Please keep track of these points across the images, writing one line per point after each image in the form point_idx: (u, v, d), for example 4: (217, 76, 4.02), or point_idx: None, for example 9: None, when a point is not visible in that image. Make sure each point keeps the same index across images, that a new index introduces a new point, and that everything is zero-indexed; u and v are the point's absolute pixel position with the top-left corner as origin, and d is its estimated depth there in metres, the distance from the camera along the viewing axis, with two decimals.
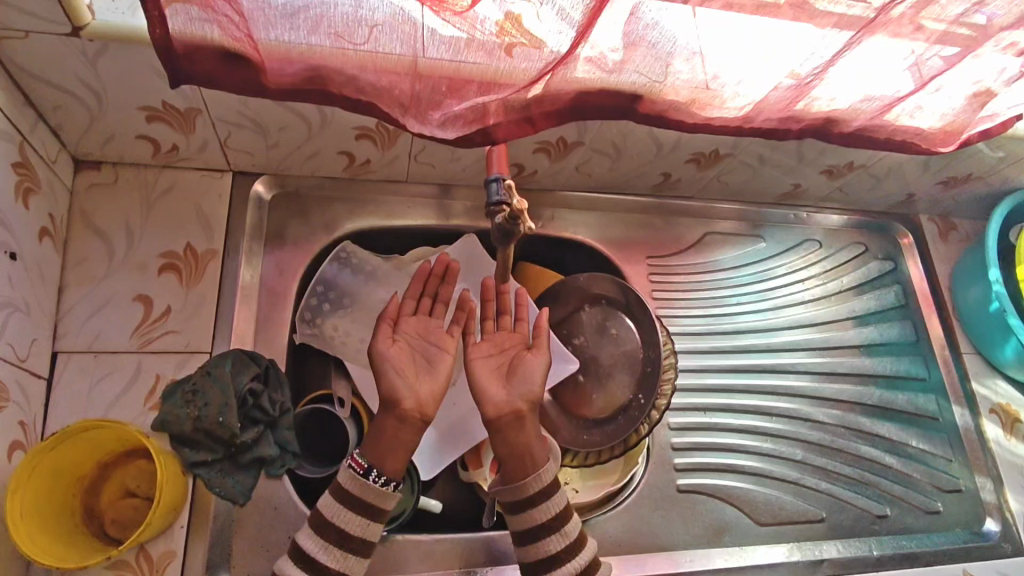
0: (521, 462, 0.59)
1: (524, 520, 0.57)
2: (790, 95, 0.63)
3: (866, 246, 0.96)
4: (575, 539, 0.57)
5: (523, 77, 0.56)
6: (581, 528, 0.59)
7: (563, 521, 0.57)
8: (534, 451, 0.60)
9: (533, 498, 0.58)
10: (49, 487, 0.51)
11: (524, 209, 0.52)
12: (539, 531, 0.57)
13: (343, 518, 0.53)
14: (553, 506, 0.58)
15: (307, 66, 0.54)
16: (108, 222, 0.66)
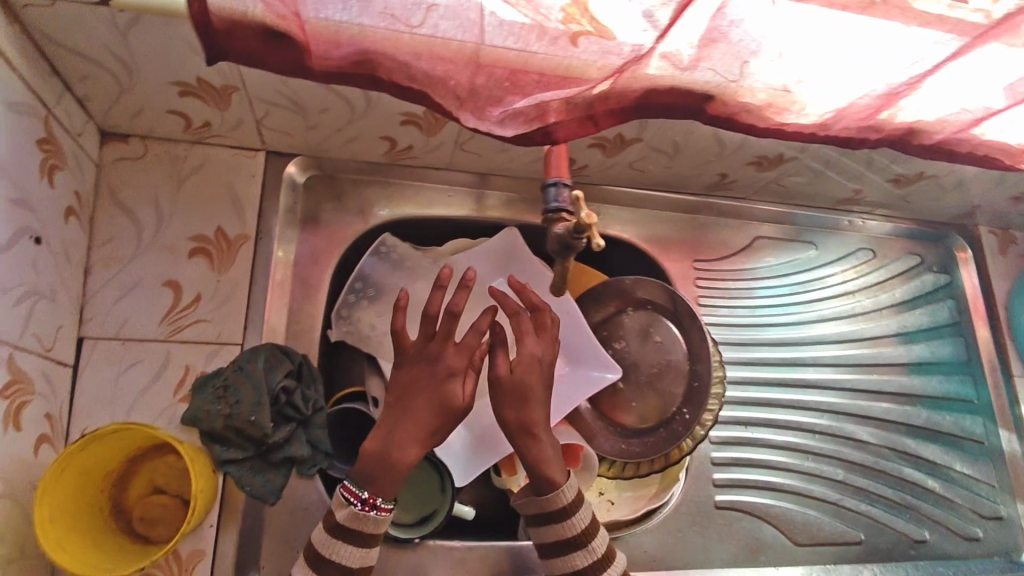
0: (542, 478, 0.55)
1: (549, 533, 0.55)
2: (877, 104, 0.59)
3: (920, 257, 0.91)
4: (603, 555, 0.55)
5: (593, 72, 0.51)
6: (608, 542, 0.57)
7: (590, 537, 0.55)
8: (551, 470, 0.55)
9: (558, 513, 0.55)
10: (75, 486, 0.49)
11: (592, 223, 0.47)
12: (565, 546, 0.55)
13: (338, 552, 0.50)
14: (579, 522, 0.55)
15: (358, 50, 0.49)
16: (137, 200, 0.62)
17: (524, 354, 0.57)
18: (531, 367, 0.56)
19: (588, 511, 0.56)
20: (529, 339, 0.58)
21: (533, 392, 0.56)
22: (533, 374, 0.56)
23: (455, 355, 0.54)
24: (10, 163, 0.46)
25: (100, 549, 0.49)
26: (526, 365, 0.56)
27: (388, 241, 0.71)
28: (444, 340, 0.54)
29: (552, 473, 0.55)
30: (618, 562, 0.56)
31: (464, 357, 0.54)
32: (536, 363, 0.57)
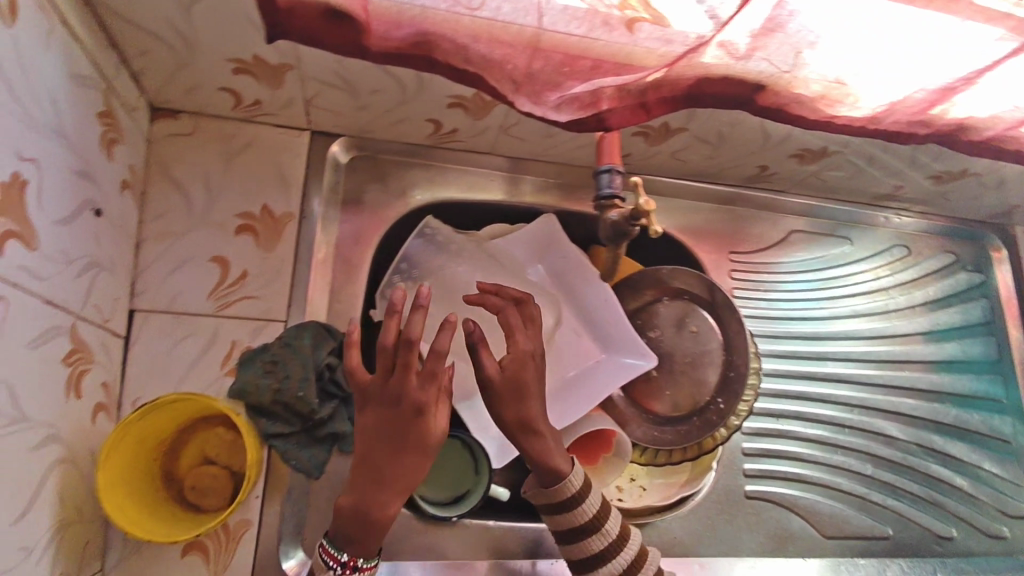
0: (548, 471, 0.55)
1: (564, 520, 0.56)
2: (931, 99, 0.58)
3: (955, 255, 0.91)
4: (618, 536, 0.56)
5: (649, 59, 0.51)
6: (621, 523, 0.57)
7: (602, 520, 0.56)
8: (555, 462, 0.55)
9: (567, 502, 0.55)
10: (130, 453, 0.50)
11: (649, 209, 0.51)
12: (580, 532, 0.56)
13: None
14: (589, 507, 0.56)
15: (417, 31, 0.49)
16: (186, 175, 0.63)
17: (515, 351, 0.55)
18: (524, 363, 0.54)
19: (596, 495, 0.57)
20: (516, 335, 0.55)
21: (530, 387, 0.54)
22: (527, 369, 0.54)
23: (422, 388, 0.46)
24: (77, 135, 0.47)
25: (155, 516, 0.50)
26: (515, 364, 0.54)
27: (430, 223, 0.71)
28: (403, 371, 0.45)
29: (557, 465, 0.55)
30: (634, 539, 0.57)
31: (430, 389, 0.46)
32: (529, 356, 0.55)
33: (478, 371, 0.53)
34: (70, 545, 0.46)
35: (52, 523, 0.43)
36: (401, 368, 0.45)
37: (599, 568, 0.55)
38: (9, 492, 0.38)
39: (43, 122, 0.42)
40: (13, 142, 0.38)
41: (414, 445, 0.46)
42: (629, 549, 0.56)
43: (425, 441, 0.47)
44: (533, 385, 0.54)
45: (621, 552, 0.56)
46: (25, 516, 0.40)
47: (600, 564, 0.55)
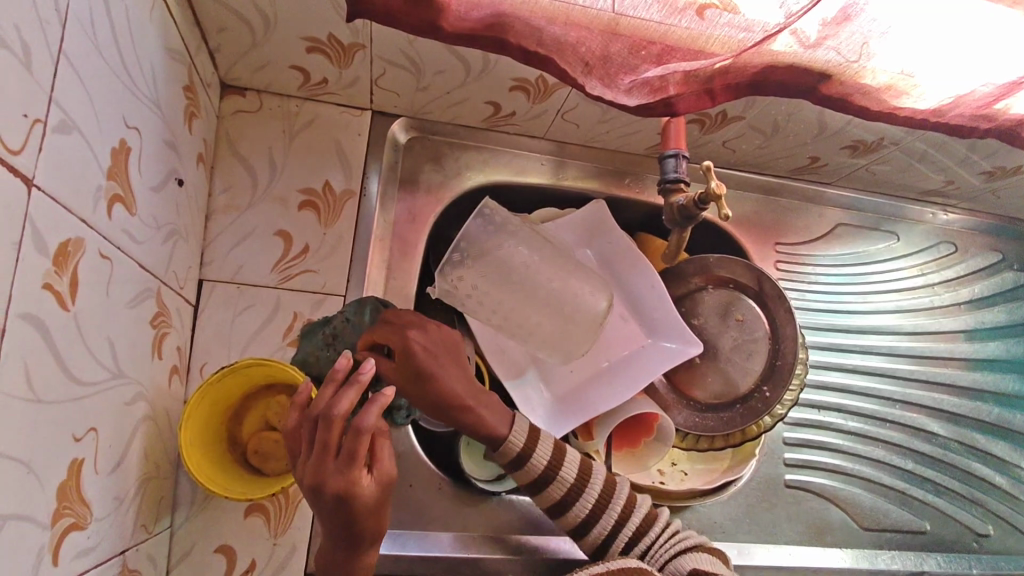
0: (490, 438, 0.58)
1: (521, 479, 0.58)
2: (998, 92, 0.58)
3: (1001, 254, 0.90)
4: (577, 476, 0.59)
5: (721, 45, 0.52)
6: (576, 462, 0.60)
7: (557, 468, 0.58)
8: (493, 426, 0.58)
9: (519, 459, 0.58)
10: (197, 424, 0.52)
11: (719, 193, 0.51)
12: (540, 486, 0.58)
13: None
14: (540, 460, 0.58)
15: (495, 12, 0.50)
16: (252, 151, 0.65)
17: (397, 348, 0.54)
18: (408, 353, 0.54)
19: (545, 442, 0.59)
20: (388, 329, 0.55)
21: (429, 368, 0.55)
22: (416, 356, 0.54)
23: (341, 471, 0.42)
24: (168, 106, 0.49)
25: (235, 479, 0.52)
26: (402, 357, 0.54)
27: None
28: (324, 453, 0.42)
29: (495, 429, 0.58)
30: (594, 474, 0.60)
31: (352, 470, 0.42)
32: (410, 338, 0.55)
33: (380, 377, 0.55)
34: (149, 498, 0.48)
35: (137, 477, 0.45)
36: (321, 449, 0.42)
37: (566, 513, 0.58)
38: (107, 443, 0.40)
39: (144, 91, 0.43)
40: (121, 110, 0.40)
41: (357, 520, 0.44)
42: (591, 484, 0.59)
43: (368, 512, 0.44)
44: (428, 364, 0.55)
45: (583, 490, 0.58)
46: (118, 467, 0.42)
47: (569, 508, 0.58)
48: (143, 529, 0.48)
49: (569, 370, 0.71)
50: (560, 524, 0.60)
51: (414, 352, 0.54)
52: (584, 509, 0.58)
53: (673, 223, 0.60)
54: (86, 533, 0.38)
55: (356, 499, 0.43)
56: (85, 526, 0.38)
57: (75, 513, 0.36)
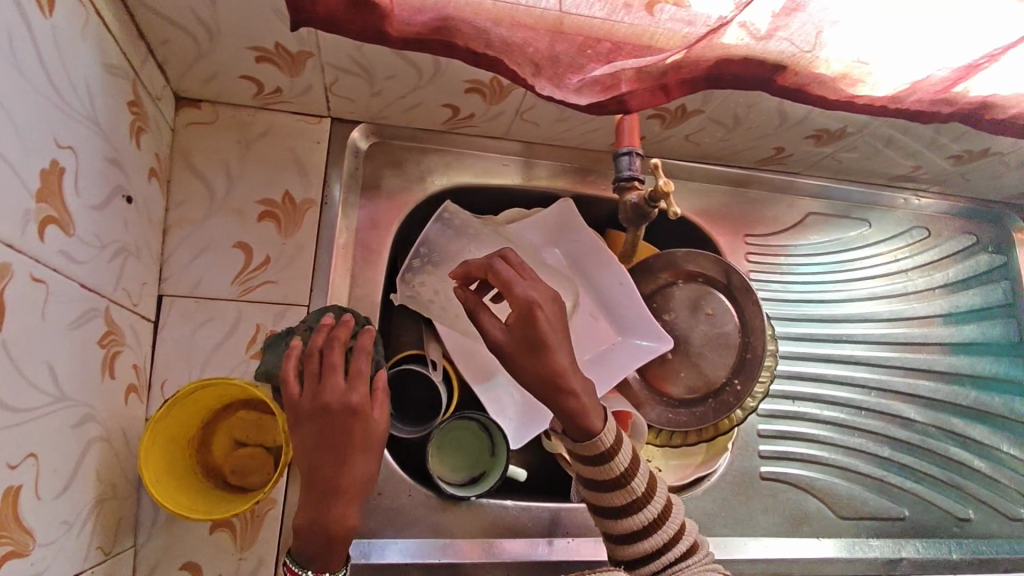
0: (582, 423, 0.53)
1: (595, 472, 0.53)
2: (955, 77, 0.58)
3: (975, 237, 0.90)
4: (646, 490, 0.54)
5: (671, 41, 0.51)
6: (650, 475, 0.55)
7: (631, 477, 0.53)
8: (586, 416, 0.52)
9: (602, 457, 0.53)
10: (160, 455, 0.51)
11: (669, 191, 0.51)
12: (607, 485, 0.53)
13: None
14: (620, 463, 0.53)
15: (439, 16, 0.50)
16: (209, 163, 0.64)
17: (515, 306, 0.52)
18: (531, 320, 0.51)
19: (627, 445, 0.54)
20: (515, 285, 0.53)
21: (546, 339, 0.52)
22: (537, 321, 0.51)
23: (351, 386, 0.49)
24: (110, 123, 0.48)
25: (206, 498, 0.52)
26: (520, 319, 0.52)
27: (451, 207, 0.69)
28: (332, 371, 0.49)
29: (590, 418, 0.53)
30: (662, 490, 0.55)
31: (359, 386, 0.49)
32: (537, 303, 0.52)
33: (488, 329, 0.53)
34: (106, 519, 0.48)
35: (89, 499, 0.45)
36: (327, 369, 0.49)
37: (621, 521, 0.53)
38: (50, 468, 0.40)
39: (78, 108, 0.43)
40: (51, 129, 0.39)
41: (356, 444, 0.48)
42: (658, 500, 0.54)
43: (367, 436, 0.49)
44: (547, 336, 0.52)
45: (650, 503, 0.54)
46: (67, 491, 0.42)
47: (626, 516, 0.53)
48: (100, 550, 0.47)
49: None
50: (606, 527, 0.55)
51: (539, 319, 0.52)
52: (641, 524, 0.53)
53: (628, 223, 0.60)
54: (29, 559, 0.38)
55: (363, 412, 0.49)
56: (27, 553, 0.37)
57: (13, 541, 0.36)
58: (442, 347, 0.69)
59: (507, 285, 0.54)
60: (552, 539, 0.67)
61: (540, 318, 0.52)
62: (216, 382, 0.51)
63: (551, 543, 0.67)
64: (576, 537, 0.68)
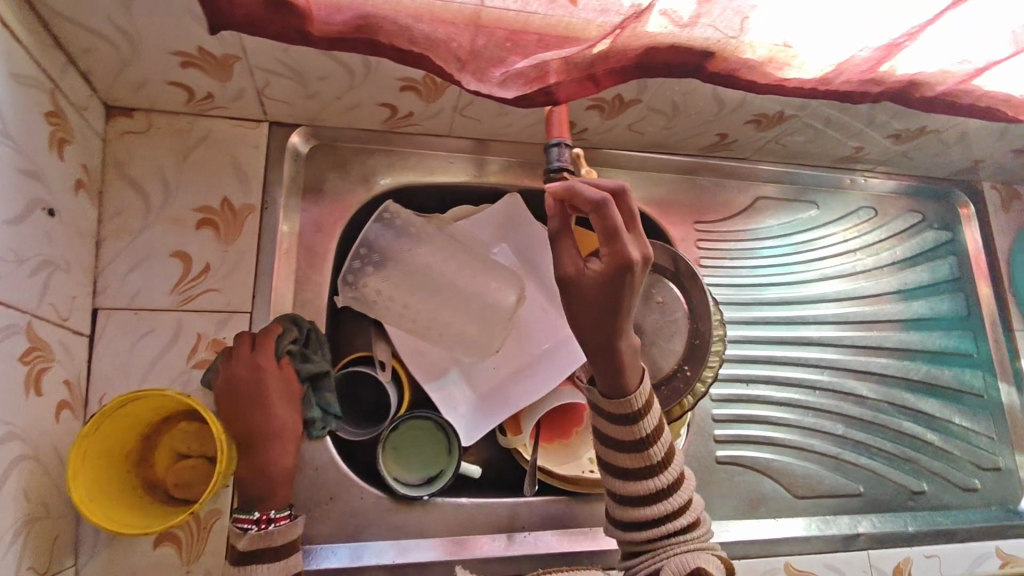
0: (618, 380, 0.54)
1: (616, 431, 0.55)
2: (878, 56, 0.59)
3: (921, 214, 0.92)
4: (663, 459, 0.56)
5: (597, 31, 0.51)
6: (669, 447, 0.57)
7: (652, 443, 0.55)
8: (624, 374, 0.54)
9: (628, 417, 0.55)
10: (95, 471, 0.51)
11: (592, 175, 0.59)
12: (627, 445, 0.55)
13: (262, 558, 0.51)
14: (646, 427, 0.55)
15: (359, 14, 0.49)
16: (143, 172, 0.63)
17: (608, 259, 0.49)
18: (619, 280, 0.49)
19: (655, 413, 0.56)
20: (622, 239, 0.48)
21: (622, 305, 0.51)
22: (624, 283, 0.49)
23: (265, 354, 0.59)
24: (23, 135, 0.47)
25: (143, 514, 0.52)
26: (612, 274, 0.49)
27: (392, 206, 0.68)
28: (243, 351, 0.58)
29: (627, 377, 0.54)
30: (677, 463, 0.57)
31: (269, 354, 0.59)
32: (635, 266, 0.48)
33: (571, 266, 0.52)
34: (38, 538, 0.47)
35: None
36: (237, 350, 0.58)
37: (633, 484, 0.55)
38: None
39: None
40: None
41: (275, 395, 0.58)
42: (670, 472, 0.56)
43: (282, 389, 0.59)
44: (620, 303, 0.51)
45: (664, 471, 0.55)
46: None
47: (637, 479, 0.55)
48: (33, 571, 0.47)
49: (490, 366, 0.71)
50: (614, 487, 0.57)
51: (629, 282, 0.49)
52: (650, 489, 0.55)
53: None
54: None
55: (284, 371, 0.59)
56: None
57: None
58: (392, 347, 0.70)
59: (611, 235, 0.48)
60: (512, 534, 0.67)
61: (626, 285, 0.49)
62: (147, 395, 0.51)
63: (511, 538, 0.67)
64: (538, 532, 0.68)
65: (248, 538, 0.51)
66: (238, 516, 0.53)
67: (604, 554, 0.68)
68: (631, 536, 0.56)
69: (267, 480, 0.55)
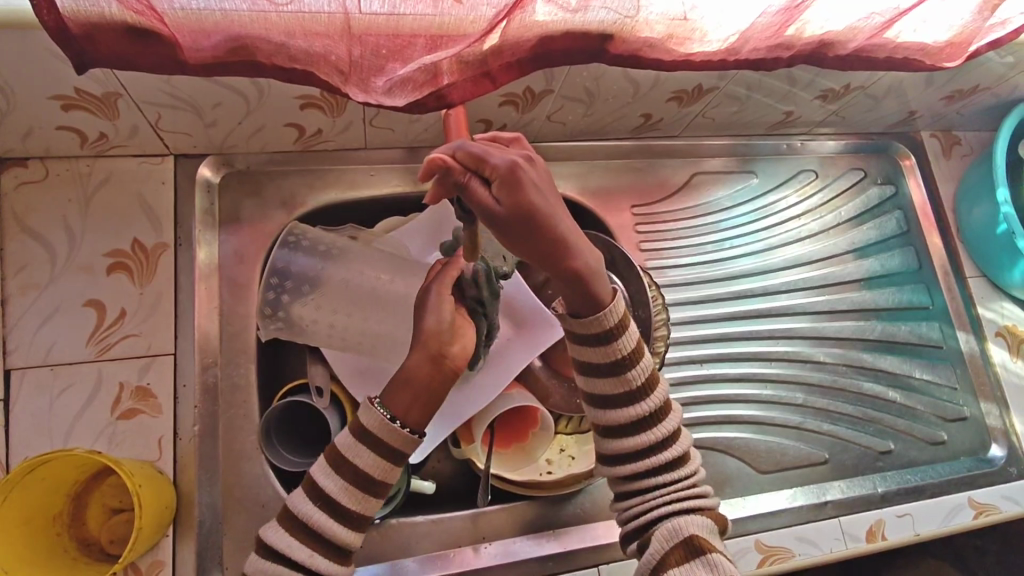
0: (587, 296, 0.50)
1: (596, 355, 0.52)
2: (780, 20, 0.57)
3: (864, 171, 0.91)
4: (643, 384, 0.52)
5: (475, 28, 0.49)
6: (651, 370, 0.53)
7: (632, 365, 0.52)
8: (592, 288, 0.50)
9: (601, 336, 0.51)
10: (16, 545, 0.48)
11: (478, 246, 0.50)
12: (604, 370, 0.52)
13: (362, 455, 0.47)
14: (626, 344, 0.52)
15: (229, 37, 0.46)
16: (45, 223, 0.61)
17: (494, 173, 0.41)
18: (519, 184, 0.41)
19: (631, 334, 0.52)
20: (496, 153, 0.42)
21: (541, 203, 0.42)
22: (528, 188, 0.41)
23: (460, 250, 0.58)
24: None
25: None
26: (507, 185, 0.40)
27: (295, 229, 0.68)
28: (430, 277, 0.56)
29: (595, 293, 0.50)
30: (660, 389, 0.53)
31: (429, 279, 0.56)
32: (515, 159, 0.41)
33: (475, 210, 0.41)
34: None
35: None
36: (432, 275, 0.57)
37: (617, 411, 0.52)
38: None
39: None
40: None
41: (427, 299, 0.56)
42: (654, 398, 0.53)
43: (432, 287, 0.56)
44: (542, 204, 0.42)
45: (647, 397, 0.52)
46: None
47: (620, 407, 0.52)
48: None
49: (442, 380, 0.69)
50: (598, 419, 0.54)
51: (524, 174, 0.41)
52: (638, 415, 0.52)
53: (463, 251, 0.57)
54: None
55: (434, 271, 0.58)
56: None
57: None
58: (328, 368, 0.67)
59: (482, 155, 0.41)
60: (479, 544, 0.66)
61: (532, 181, 0.41)
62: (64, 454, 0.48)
63: (479, 548, 0.66)
64: (504, 540, 0.67)
65: (363, 416, 0.47)
66: (379, 396, 0.49)
67: (568, 554, 0.67)
68: (618, 472, 0.53)
69: (400, 381, 0.49)
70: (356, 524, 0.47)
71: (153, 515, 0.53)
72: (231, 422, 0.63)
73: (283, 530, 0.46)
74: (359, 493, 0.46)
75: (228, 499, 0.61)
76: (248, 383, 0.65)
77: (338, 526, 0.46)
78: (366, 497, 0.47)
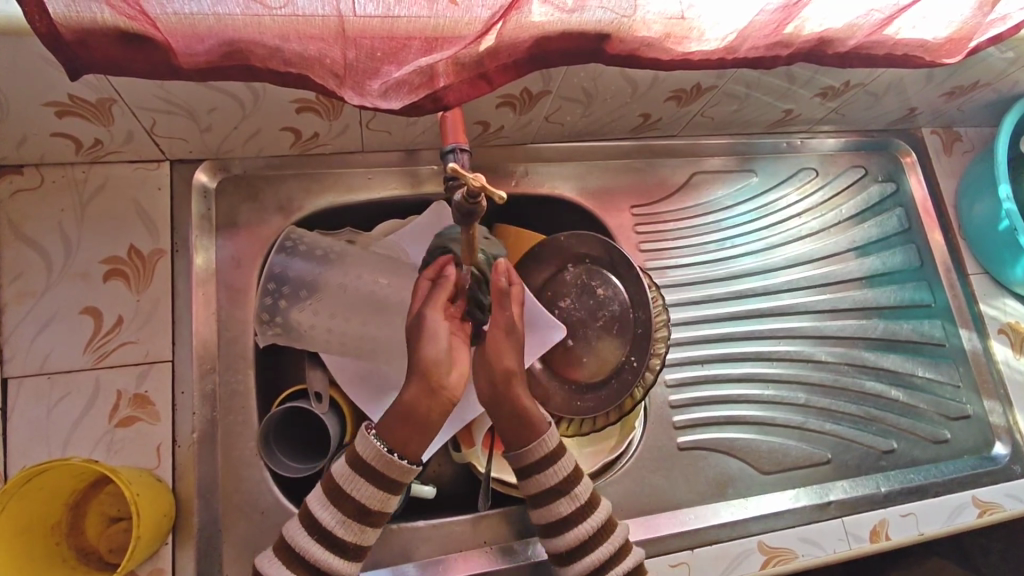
0: (522, 429, 0.54)
1: (533, 485, 0.54)
2: (778, 18, 0.56)
3: (864, 169, 0.90)
4: (587, 500, 0.54)
5: (470, 29, 0.49)
6: (591, 488, 0.56)
7: (571, 484, 0.54)
8: (530, 419, 0.54)
9: (536, 466, 0.54)
10: (15, 556, 0.48)
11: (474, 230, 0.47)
12: (547, 496, 0.54)
13: (359, 487, 0.47)
14: (561, 469, 0.54)
15: (223, 41, 0.45)
16: (41, 231, 0.60)
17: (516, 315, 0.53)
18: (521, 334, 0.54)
19: (569, 458, 0.55)
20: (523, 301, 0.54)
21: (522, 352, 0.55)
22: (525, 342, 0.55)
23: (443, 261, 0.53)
24: None
25: None
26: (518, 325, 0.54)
27: (293, 234, 0.68)
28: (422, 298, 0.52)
29: (534, 422, 0.54)
30: (602, 507, 0.55)
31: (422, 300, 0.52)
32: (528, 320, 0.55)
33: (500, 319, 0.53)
34: None
35: None
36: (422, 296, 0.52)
37: (564, 534, 0.54)
38: None
39: None
40: None
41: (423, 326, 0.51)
42: (598, 515, 0.54)
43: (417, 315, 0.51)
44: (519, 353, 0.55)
45: (588, 517, 0.54)
46: None
47: (568, 528, 0.54)
48: None
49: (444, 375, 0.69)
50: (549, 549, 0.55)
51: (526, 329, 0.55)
52: (584, 534, 0.53)
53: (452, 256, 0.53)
54: None
55: (422, 289, 0.53)
56: None
57: None
58: (327, 373, 0.66)
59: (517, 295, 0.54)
60: (489, 543, 0.66)
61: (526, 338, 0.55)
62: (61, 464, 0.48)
63: (489, 546, 0.66)
64: (507, 542, 0.66)
65: (359, 446, 0.48)
66: (374, 424, 0.49)
67: None
68: None
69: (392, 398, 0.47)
70: (351, 555, 0.47)
71: (152, 524, 0.52)
72: (230, 428, 0.63)
73: (279, 563, 0.46)
74: (354, 523, 0.47)
75: (228, 506, 0.61)
76: (246, 389, 0.64)
77: (334, 557, 0.46)
78: (361, 528, 0.47)
